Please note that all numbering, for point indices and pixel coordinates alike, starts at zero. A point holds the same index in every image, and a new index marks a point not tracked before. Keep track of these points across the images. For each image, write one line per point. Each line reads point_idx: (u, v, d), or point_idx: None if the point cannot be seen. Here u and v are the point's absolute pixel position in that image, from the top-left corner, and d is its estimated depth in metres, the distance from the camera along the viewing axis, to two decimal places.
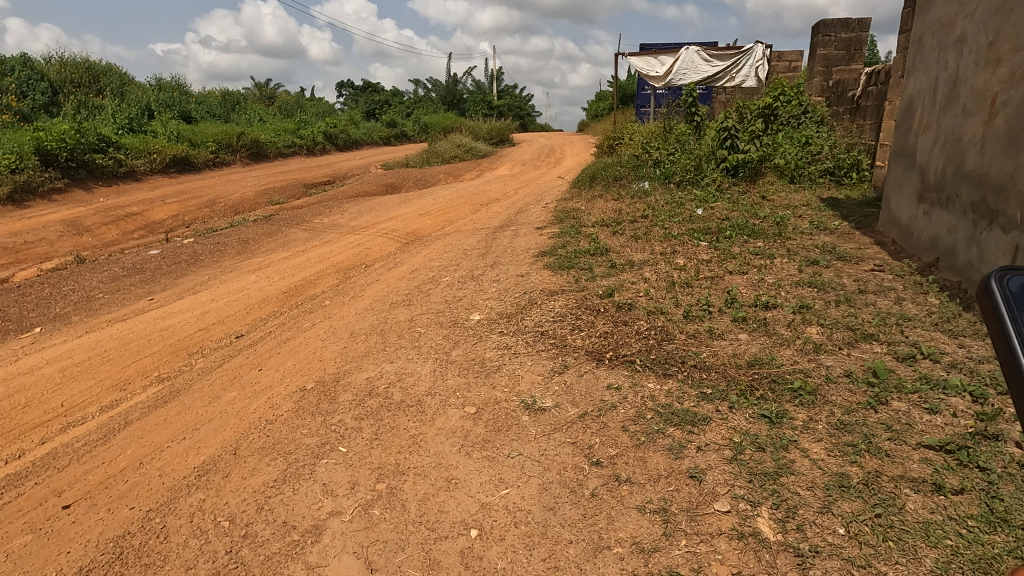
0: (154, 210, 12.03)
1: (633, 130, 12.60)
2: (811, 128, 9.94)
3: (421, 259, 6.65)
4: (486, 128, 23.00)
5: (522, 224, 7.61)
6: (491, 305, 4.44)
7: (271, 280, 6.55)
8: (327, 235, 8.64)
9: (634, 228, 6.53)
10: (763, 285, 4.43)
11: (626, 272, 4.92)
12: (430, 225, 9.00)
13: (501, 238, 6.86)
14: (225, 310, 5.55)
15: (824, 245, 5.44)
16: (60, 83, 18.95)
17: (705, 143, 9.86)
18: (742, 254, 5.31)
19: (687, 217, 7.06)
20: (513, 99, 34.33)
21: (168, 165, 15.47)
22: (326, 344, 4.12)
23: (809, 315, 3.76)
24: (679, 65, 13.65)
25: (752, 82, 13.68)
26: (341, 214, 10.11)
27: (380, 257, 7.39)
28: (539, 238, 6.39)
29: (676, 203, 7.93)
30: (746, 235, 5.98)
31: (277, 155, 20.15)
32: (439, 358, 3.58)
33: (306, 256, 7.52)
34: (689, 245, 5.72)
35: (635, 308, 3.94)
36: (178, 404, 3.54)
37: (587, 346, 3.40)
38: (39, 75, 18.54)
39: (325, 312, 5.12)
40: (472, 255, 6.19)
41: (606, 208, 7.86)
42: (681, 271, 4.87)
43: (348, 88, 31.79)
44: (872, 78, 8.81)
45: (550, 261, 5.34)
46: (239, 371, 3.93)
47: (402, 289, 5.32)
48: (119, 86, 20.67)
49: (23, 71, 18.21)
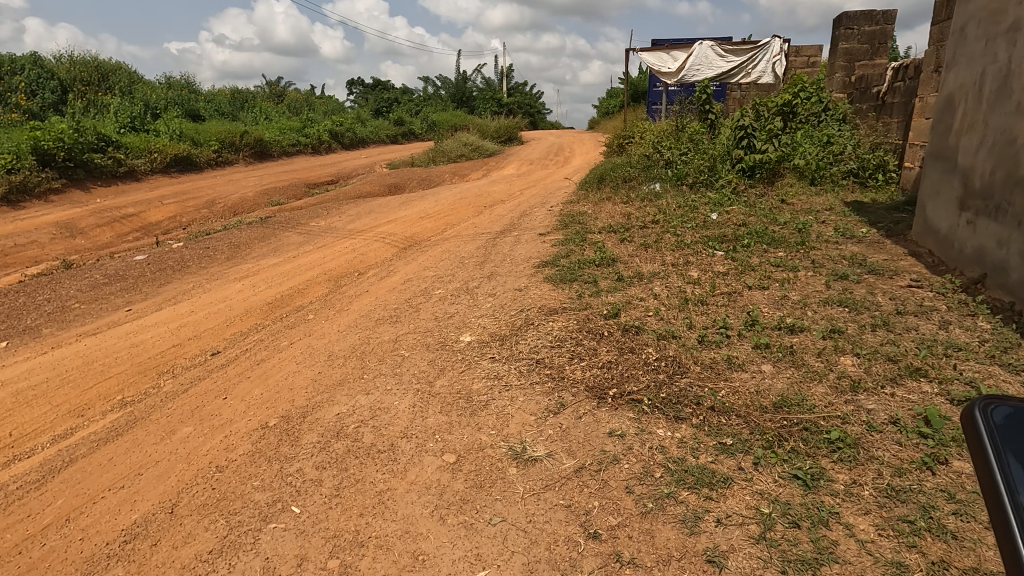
0: (152, 211, 11.76)
1: (643, 129, 12.13)
2: (833, 126, 9.42)
3: (417, 267, 6.26)
4: (494, 126, 22.56)
5: (525, 229, 7.19)
6: (484, 324, 4.04)
7: (257, 288, 6.20)
8: (322, 239, 8.29)
9: (644, 235, 6.09)
10: (787, 304, 3.98)
11: (633, 287, 4.50)
12: (430, 229, 8.62)
13: (502, 245, 6.45)
14: (204, 324, 5.21)
15: (853, 256, 4.96)
16: (70, 82, 18.83)
17: (720, 142, 9.36)
18: (762, 266, 4.85)
19: (701, 222, 6.61)
20: (523, 96, 33.82)
21: (169, 164, 15.23)
22: (301, 368, 3.73)
23: (842, 342, 3.30)
24: (692, 61, 13.14)
25: (769, 78, 13.17)
26: (339, 216, 9.75)
27: (375, 263, 7.02)
28: (542, 245, 5.97)
29: (688, 206, 7.48)
30: (766, 244, 5.52)
31: (282, 154, 19.88)
32: (420, 391, 3.17)
33: (298, 263, 7.16)
34: (703, 255, 5.27)
35: (644, 331, 3.51)
36: (129, 438, 3.18)
37: (587, 379, 2.98)
38: (49, 74, 18.42)
39: (308, 327, 4.74)
40: (470, 264, 5.79)
41: (614, 212, 7.42)
42: (694, 286, 4.44)
43: (358, 86, 31.59)
44: (900, 73, 8.27)
45: (551, 273, 4.92)
46: (204, 399, 3.56)
47: (391, 302, 4.94)
48: (126, 84, 20.52)
49: (32, 70, 18.16)
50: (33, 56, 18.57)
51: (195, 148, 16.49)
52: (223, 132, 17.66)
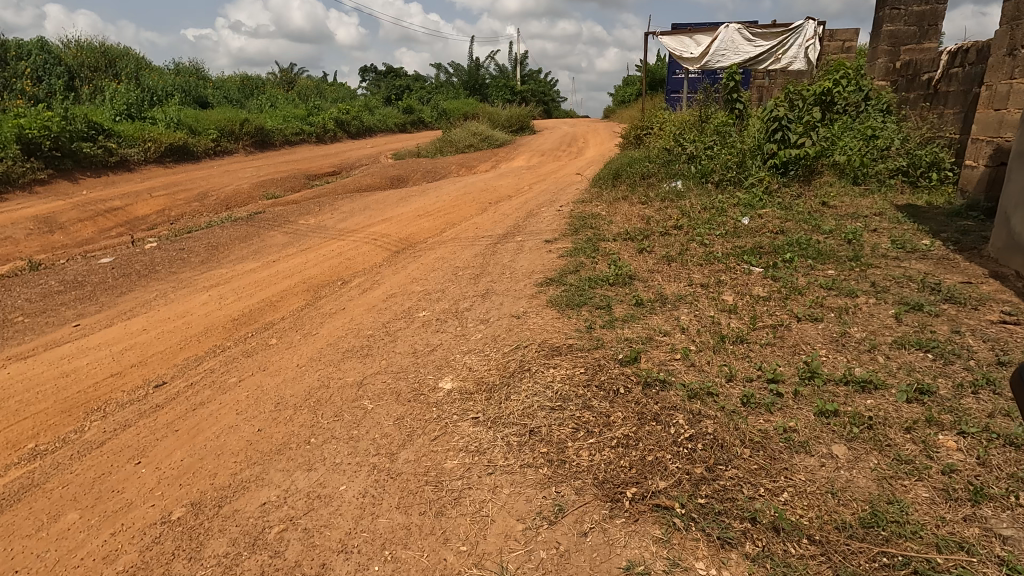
0: (139, 204, 11.14)
1: (663, 119, 11.20)
2: (876, 118, 8.47)
3: (405, 278, 5.51)
4: (506, 115, 21.63)
5: (531, 232, 6.40)
6: (470, 365, 3.28)
7: (226, 299, 5.50)
8: (309, 239, 7.57)
9: (666, 245, 5.27)
10: (851, 348, 3.18)
11: (655, 315, 3.71)
12: (427, 229, 7.87)
13: (502, 253, 5.68)
14: (153, 345, 4.51)
15: (921, 278, 4.13)
16: (76, 68, 18.31)
17: (749, 135, 8.45)
18: (810, 290, 4.03)
19: (731, 228, 5.78)
20: (537, 83, 32.72)
21: (164, 154, 14.60)
22: (239, 421, 2.99)
23: (937, 412, 2.50)
24: (717, 46, 12.14)
25: (800, 65, 12.15)
26: (332, 213, 9.03)
27: (362, 270, 6.29)
28: (548, 255, 5.19)
29: (715, 209, 6.64)
30: (811, 259, 4.68)
31: (284, 143, 19.19)
32: (377, 469, 2.42)
33: (278, 268, 6.45)
34: (738, 272, 4.44)
35: (671, 386, 2.73)
36: (3, 520, 2.48)
37: (598, 466, 2.23)
38: (55, 59, 17.89)
39: (266, 355, 4.01)
40: (463, 277, 5.03)
41: (631, 215, 6.59)
42: (728, 317, 3.64)
43: (371, 73, 30.81)
44: (958, 57, 7.31)
45: (557, 293, 4.15)
46: (114, 459, 2.85)
47: (368, 325, 4.20)
48: (132, 69, 19.92)
49: (40, 55, 17.67)
50: (38, 41, 18.04)
51: (192, 137, 15.86)
52: (222, 120, 16.99)
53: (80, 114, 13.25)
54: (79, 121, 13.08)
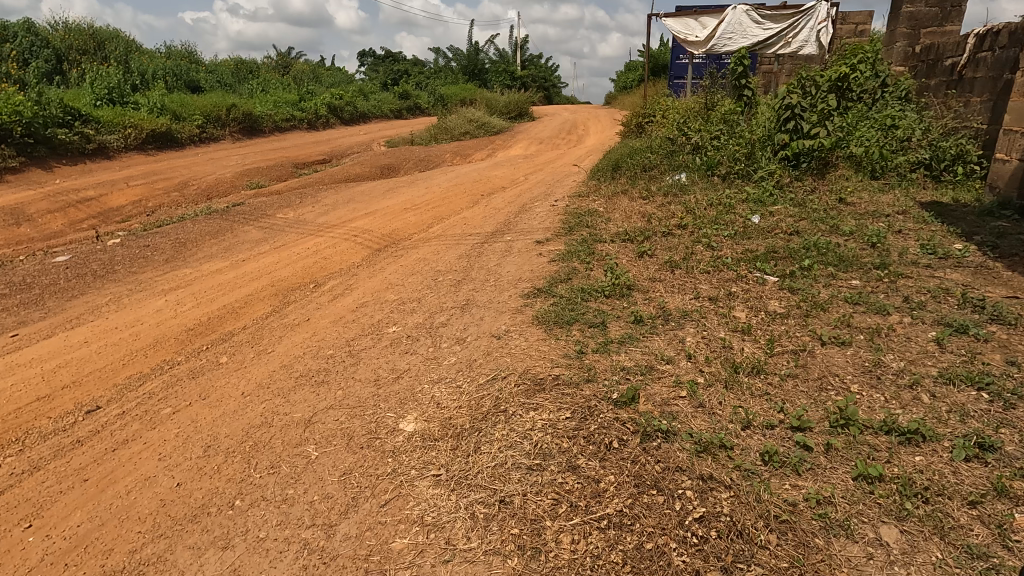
0: (115, 194, 10.60)
1: (666, 106, 10.61)
2: (894, 105, 7.90)
3: (381, 281, 5.00)
4: (504, 100, 20.93)
5: (522, 230, 5.89)
6: (439, 399, 2.79)
7: (185, 304, 5.00)
8: (285, 236, 7.07)
9: (670, 248, 4.77)
10: (888, 384, 2.69)
11: (656, 337, 3.21)
12: (413, 225, 7.35)
13: (488, 254, 5.18)
14: (92, 362, 4.02)
15: (959, 290, 3.62)
16: (63, 50, 17.63)
17: (759, 124, 7.89)
18: (833, 305, 3.53)
19: (741, 228, 5.27)
20: (538, 68, 31.89)
21: (146, 140, 14.02)
22: (159, 470, 2.51)
23: (1008, 479, 2.01)
24: (723, 28, 11.54)
25: (811, 48, 11.45)
26: (314, 205, 8.49)
27: (339, 271, 5.78)
28: (537, 259, 4.68)
29: (722, 205, 6.12)
30: (832, 266, 4.18)
31: (274, 129, 18.56)
32: (306, 552, 1.97)
33: (247, 268, 5.94)
34: (750, 282, 3.95)
35: (675, 438, 2.25)
36: None
37: (582, 560, 1.79)
38: (43, 42, 17.22)
39: (213, 377, 3.52)
40: (443, 283, 4.53)
41: (631, 211, 6.07)
42: (741, 340, 3.15)
43: (369, 57, 30.01)
44: (986, 40, 6.73)
45: (545, 307, 3.65)
46: (4, 518, 2.38)
47: (330, 340, 3.71)
48: (121, 51, 19.23)
49: (26, 37, 17.02)
50: (24, 23, 17.41)
51: (176, 123, 15.25)
52: (208, 105, 16.36)
53: (55, 99, 12.63)
54: (54, 105, 12.48)
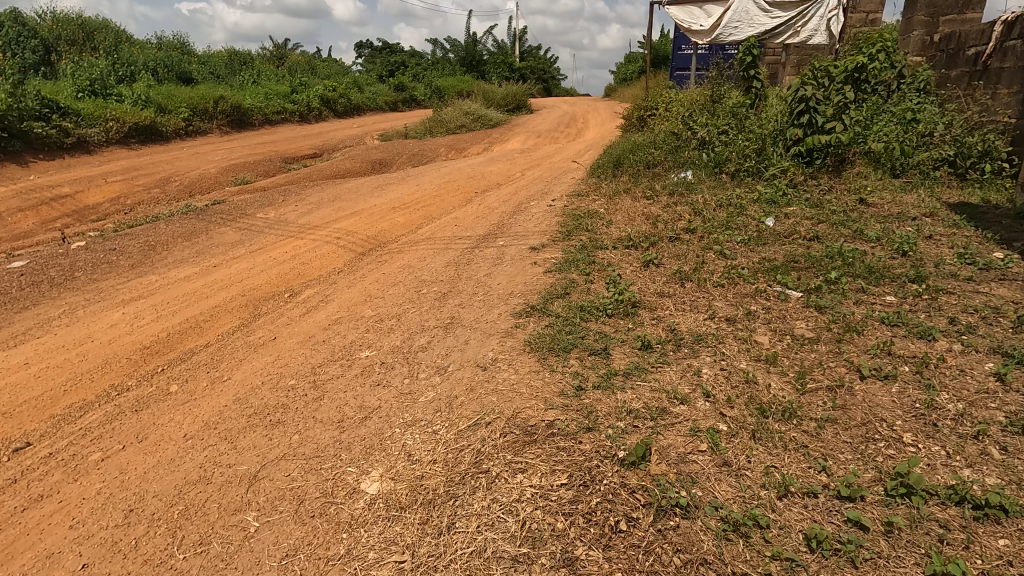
0: (92, 191, 10.11)
1: (669, 98, 10.11)
2: (913, 98, 7.43)
3: (361, 291, 4.54)
4: (501, 93, 20.38)
5: (516, 234, 5.42)
6: (410, 450, 2.34)
7: (143, 317, 4.53)
8: (263, 237, 6.62)
9: (677, 256, 4.32)
10: (947, 434, 2.25)
11: (667, 369, 2.78)
12: (401, 226, 6.91)
13: (478, 262, 4.71)
14: (29, 389, 3.58)
15: (1011, 309, 3.18)
16: (52, 40, 17.00)
17: (770, 117, 7.42)
18: (868, 329, 3.09)
19: (755, 233, 4.83)
20: (536, 60, 31.23)
21: (129, 134, 13.50)
22: (65, 544, 2.10)
23: None
24: (729, 17, 10.95)
25: (821, 37, 11.03)
26: (298, 204, 8.03)
27: (317, 279, 5.33)
28: (532, 268, 4.23)
29: (732, 206, 5.67)
30: (861, 279, 3.73)
31: (265, 123, 18.01)
32: None
33: (218, 274, 5.48)
34: (771, 299, 3.49)
35: (696, 517, 1.82)
36: None
37: None
38: (29, 32, 16.62)
39: (158, 410, 3.07)
40: (426, 297, 4.07)
41: (634, 213, 5.60)
42: (767, 373, 2.70)
43: (367, 48, 29.40)
44: (1014, 28, 6.21)
45: (538, 330, 3.19)
46: None
47: (295, 367, 3.25)
48: (111, 41, 18.69)
49: (13, 28, 16.49)
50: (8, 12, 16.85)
51: (161, 116, 14.71)
52: (194, 97, 15.81)
53: (32, 91, 12.10)
54: (31, 97, 11.93)
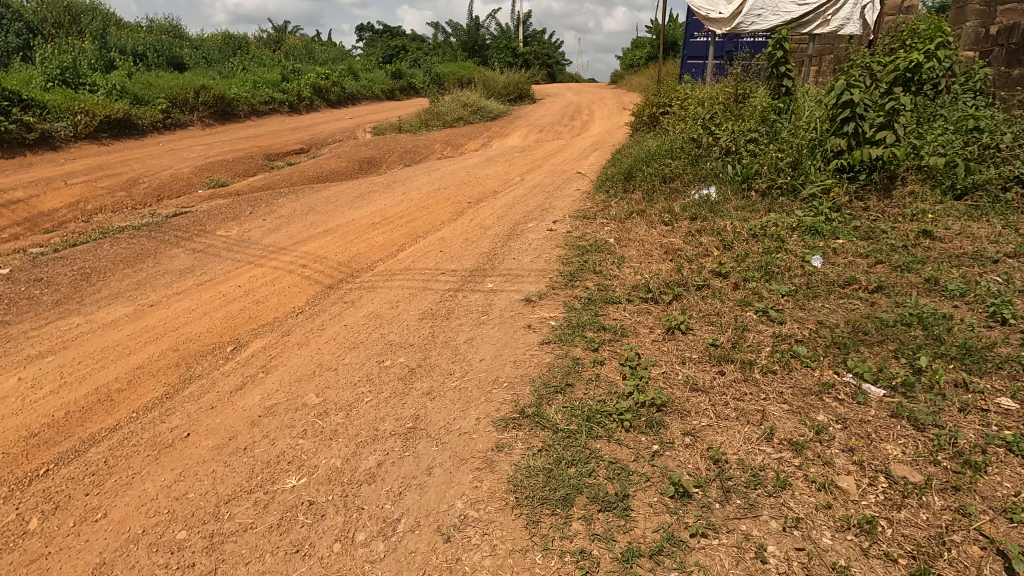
0: (49, 196, 9.22)
1: (685, 95, 9.09)
2: (971, 101, 6.42)
3: (312, 355, 3.63)
4: (502, 80, 19.09)
5: (509, 271, 4.50)
6: None
7: (42, 386, 3.66)
8: (218, 262, 5.72)
9: (710, 319, 3.42)
10: None
11: (717, 547, 1.90)
12: (379, 249, 5.99)
13: (458, 317, 3.80)
14: None
15: None
16: (36, 23, 15.86)
17: (806, 121, 6.42)
18: (993, 466, 2.18)
19: (803, 281, 3.90)
20: (540, 45, 29.87)
21: (100, 128, 12.53)
22: None
23: None
24: (752, 4, 9.80)
25: (854, 27, 9.91)
26: (267, 217, 7.11)
27: (267, 326, 4.43)
28: (524, 334, 3.32)
29: (768, 237, 4.75)
30: (957, 367, 2.82)
31: (251, 113, 16.98)
32: None
33: (150, 316, 4.57)
34: (845, 402, 2.58)
35: None
36: None
37: None
38: (13, 14, 15.48)
39: None
40: (388, 375, 3.17)
41: (651, 246, 4.69)
42: (864, 563, 1.82)
43: (367, 31, 28.15)
44: None
45: (528, 458, 2.29)
46: None
47: (193, 502, 2.38)
48: (98, 23, 17.60)
49: None
50: None
51: (136, 108, 13.72)
52: (174, 88, 14.79)
53: None
54: None
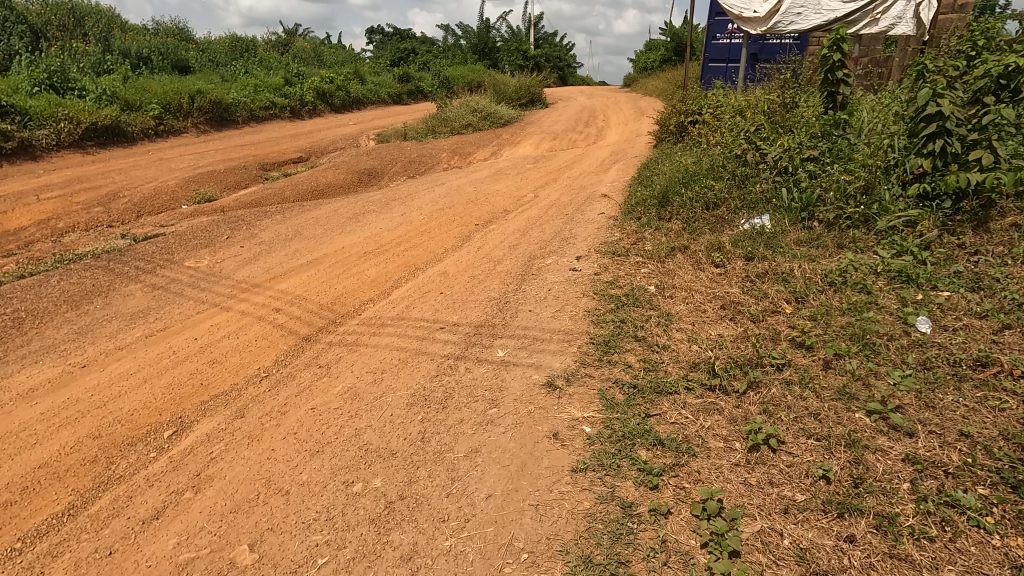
0: (16, 213, 8.41)
1: (719, 102, 8.12)
2: None
3: (262, 459, 2.71)
4: (513, 85, 18.18)
5: (524, 332, 3.56)
6: None
7: None
8: (177, 303, 4.83)
9: (806, 425, 2.45)
10: None
11: None
12: (368, 286, 5.07)
13: (458, 406, 2.85)
14: None
15: None
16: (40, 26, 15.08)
17: (873, 138, 5.42)
18: None
19: (915, 359, 2.91)
20: (552, 47, 28.98)
21: (85, 136, 11.77)
22: None
23: None
24: (790, 2, 8.74)
25: (907, 27, 8.82)
26: (246, 243, 6.22)
27: (218, 398, 3.49)
28: (549, 452, 2.38)
29: (847, 286, 3.78)
30: None
31: (251, 119, 16.19)
32: None
33: (75, 384, 3.66)
34: None
35: None
36: None
37: None
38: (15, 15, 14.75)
39: None
40: (359, 514, 2.24)
41: (704, 298, 3.74)
42: None
43: (377, 34, 27.37)
44: None
45: None
46: None
47: None
48: (103, 24, 16.94)
49: None
50: None
51: (126, 114, 12.93)
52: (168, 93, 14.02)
53: None
54: None
